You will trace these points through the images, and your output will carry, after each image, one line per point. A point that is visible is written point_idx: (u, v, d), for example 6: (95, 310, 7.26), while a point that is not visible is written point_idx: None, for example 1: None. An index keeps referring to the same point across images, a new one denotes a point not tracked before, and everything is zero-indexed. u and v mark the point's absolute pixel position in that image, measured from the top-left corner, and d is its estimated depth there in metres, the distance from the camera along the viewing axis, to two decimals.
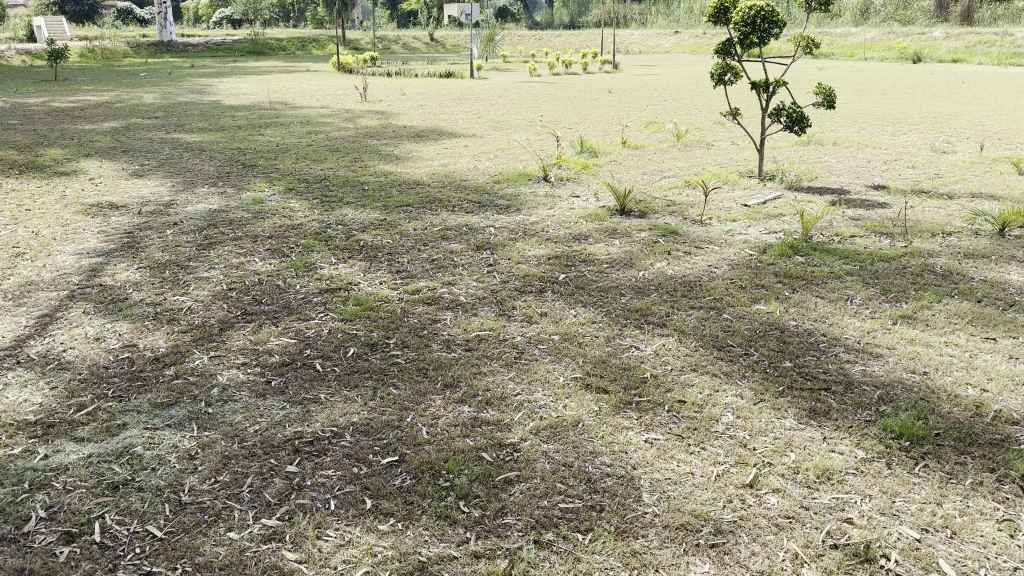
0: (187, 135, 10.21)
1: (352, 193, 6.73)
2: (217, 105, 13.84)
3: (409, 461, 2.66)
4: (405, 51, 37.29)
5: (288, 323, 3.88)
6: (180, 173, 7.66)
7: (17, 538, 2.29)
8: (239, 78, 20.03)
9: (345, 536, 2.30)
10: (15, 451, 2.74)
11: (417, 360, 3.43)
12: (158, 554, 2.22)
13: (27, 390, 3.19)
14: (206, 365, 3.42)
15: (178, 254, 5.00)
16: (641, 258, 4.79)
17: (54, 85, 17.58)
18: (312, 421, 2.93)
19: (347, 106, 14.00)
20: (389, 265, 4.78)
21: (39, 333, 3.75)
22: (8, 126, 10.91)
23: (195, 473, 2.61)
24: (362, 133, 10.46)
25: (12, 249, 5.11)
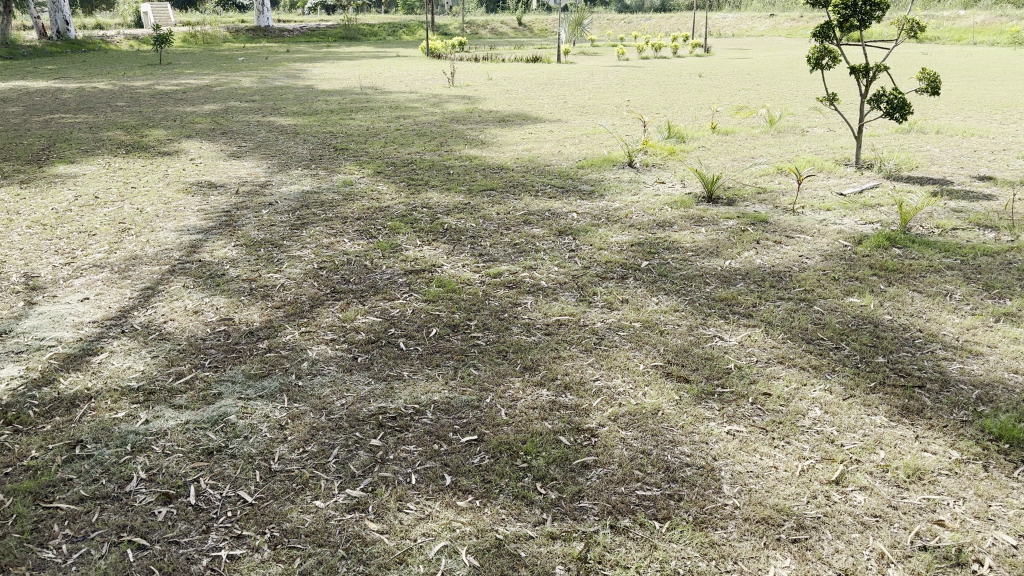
0: (281, 118, 10.51)
1: (438, 176, 6.81)
2: (310, 89, 14.19)
3: (488, 441, 2.69)
4: (493, 36, 37.37)
5: (374, 302, 3.98)
6: (275, 155, 7.90)
7: (119, 497, 2.43)
8: (332, 64, 20.50)
9: (425, 510, 2.34)
10: (119, 415, 2.90)
11: (498, 342, 3.46)
12: (249, 518, 2.32)
13: (131, 357, 3.37)
14: (296, 339, 3.54)
15: (272, 233, 5.18)
16: (728, 247, 4.69)
17: (159, 69, 18.38)
18: (395, 397, 2.99)
19: (435, 90, 14.17)
20: (472, 248, 4.82)
21: (143, 305, 3.94)
22: (117, 108, 11.48)
23: (285, 443, 2.71)
24: (448, 117, 10.55)
25: (119, 225, 5.38)
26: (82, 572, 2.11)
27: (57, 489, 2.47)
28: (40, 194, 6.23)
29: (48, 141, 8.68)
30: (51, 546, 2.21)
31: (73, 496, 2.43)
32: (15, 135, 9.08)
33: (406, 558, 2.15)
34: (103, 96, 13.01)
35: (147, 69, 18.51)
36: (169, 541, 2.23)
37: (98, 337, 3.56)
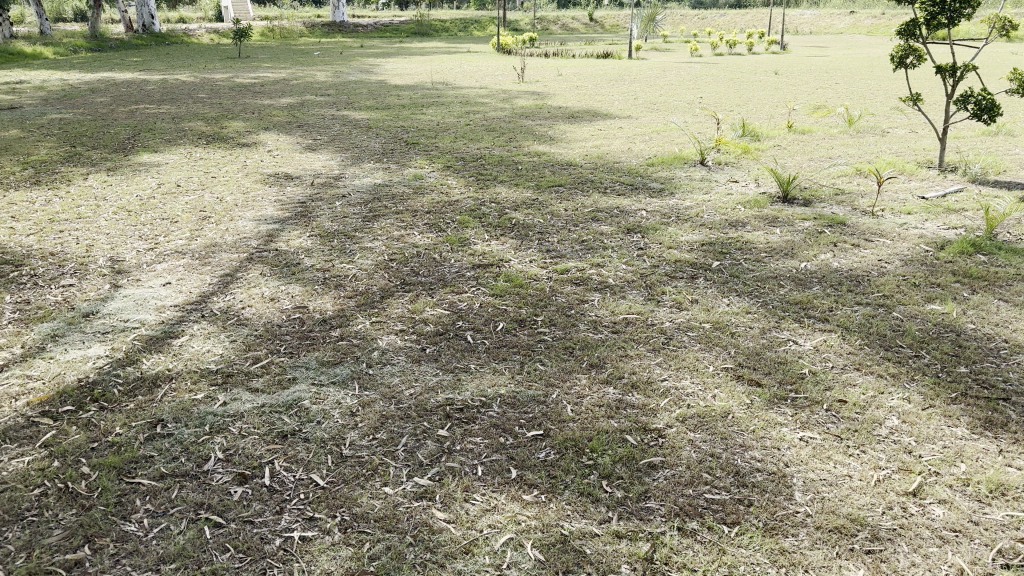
0: (355, 112, 10.69)
1: (507, 172, 6.84)
2: (383, 84, 14.39)
3: (554, 437, 2.69)
4: (564, 32, 37.28)
5: (443, 295, 4.01)
6: (348, 148, 8.05)
7: (198, 475, 2.51)
8: (404, 59, 20.77)
9: (491, 502, 2.36)
10: (198, 396, 3.00)
11: (565, 338, 3.46)
12: (320, 501, 2.38)
13: (210, 341, 3.48)
14: (367, 329, 3.60)
15: (345, 224, 5.28)
16: (803, 249, 4.59)
17: (238, 62, 18.87)
18: (463, 389, 3.02)
19: (504, 85, 14.22)
20: (540, 244, 4.83)
21: (222, 290, 4.07)
22: (199, 100, 11.85)
23: (355, 429, 2.76)
24: (518, 113, 10.56)
25: (200, 213, 5.56)
26: (163, 545, 2.19)
27: (139, 465, 2.57)
28: (126, 182, 6.48)
29: (134, 131, 9.02)
30: (134, 519, 2.30)
31: (154, 472, 2.53)
32: (103, 124, 9.46)
33: (472, 548, 2.17)
34: (186, 88, 13.44)
35: (226, 61, 19.05)
36: (243, 520, 2.30)
37: (179, 321, 3.68)
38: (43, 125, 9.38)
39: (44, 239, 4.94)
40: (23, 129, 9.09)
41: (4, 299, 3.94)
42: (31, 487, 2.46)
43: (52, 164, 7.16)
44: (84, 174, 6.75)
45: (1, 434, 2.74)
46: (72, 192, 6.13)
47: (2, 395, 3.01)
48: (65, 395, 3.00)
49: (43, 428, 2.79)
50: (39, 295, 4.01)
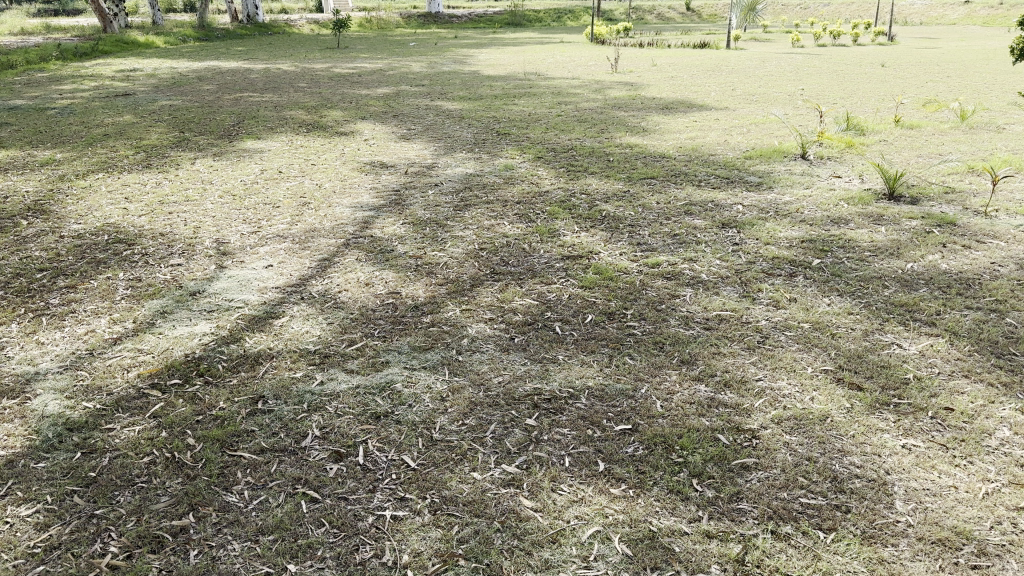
0: (448, 102, 10.82)
1: (598, 163, 6.79)
2: (476, 75, 14.50)
3: (643, 431, 2.66)
4: (659, 21, 36.71)
5: (532, 285, 4.02)
6: (441, 138, 8.14)
7: (296, 451, 2.60)
8: (498, 49, 20.89)
9: (578, 493, 2.36)
10: (297, 374, 3.11)
11: (655, 333, 3.42)
12: (411, 482, 2.43)
13: (309, 322, 3.59)
14: (457, 316, 3.64)
15: (437, 212, 5.36)
16: (909, 249, 4.40)
17: (337, 52, 19.31)
18: (551, 380, 3.02)
19: (597, 76, 14.12)
20: (631, 237, 4.78)
21: (320, 274, 4.18)
22: (299, 89, 12.21)
23: (445, 414, 2.81)
24: (610, 104, 10.48)
25: (300, 199, 5.74)
26: (261, 517, 2.28)
27: (240, 439, 2.68)
28: (230, 167, 6.74)
29: (238, 118, 9.36)
30: (235, 490, 2.40)
31: (254, 447, 2.63)
32: (210, 111, 9.86)
33: (559, 538, 2.17)
34: (287, 77, 13.87)
35: (325, 52, 19.57)
36: (338, 497, 2.38)
37: (279, 302, 3.81)
38: (155, 111, 9.85)
39: (155, 220, 5.18)
40: (136, 115, 9.57)
41: (119, 276, 4.16)
42: (141, 455, 2.60)
43: (163, 149, 7.50)
44: (192, 159, 7.06)
45: (115, 403, 2.90)
46: (181, 176, 6.42)
47: (116, 366, 3.18)
48: (173, 369, 3.15)
49: (152, 399, 2.94)
50: (150, 273, 4.22)
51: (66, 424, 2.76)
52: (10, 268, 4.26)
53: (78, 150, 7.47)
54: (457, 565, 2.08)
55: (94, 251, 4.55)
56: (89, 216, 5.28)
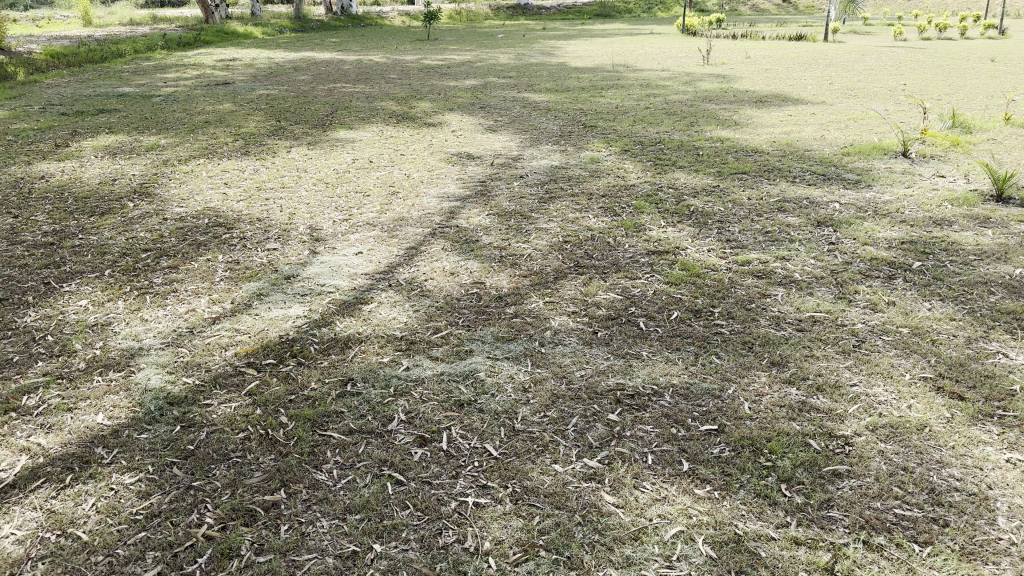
0: (535, 94, 10.82)
1: (686, 157, 6.68)
2: (564, 67, 14.44)
3: (730, 433, 2.61)
4: (753, 13, 35.83)
5: (616, 279, 3.99)
6: (528, 130, 8.15)
7: (382, 434, 2.66)
8: (586, 41, 20.75)
9: (661, 492, 2.33)
10: (383, 359, 3.17)
11: (743, 333, 3.34)
12: (493, 471, 2.45)
13: (396, 309, 3.65)
14: (540, 308, 3.64)
15: (522, 204, 5.37)
16: (1019, 254, 4.17)
17: (427, 44, 19.55)
18: (635, 375, 3.00)
19: (687, 68, 13.88)
20: (720, 233, 4.68)
21: (407, 262, 4.25)
22: (389, 80, 12.42)
23: (528, 405, 2.81)
24: (701, 96, 10.27)
25: (389, 188, 5.84)
26: (348, 497, 2.34)
27: (329, 419, 2.75)
28: (323, 156, 6.90)
29: (331, 108, 9.58)
30: (324, 469, 2.47)
31: (343, 428, 2.70)
32: (304, 100, 10.12)
33: (641, 536, 2.15)
34: (377, 68, 14.11)
35: (416, 44, 19.83)
36: (422, 481, 2.42)
37: (369, 288, 3.89)
38: (253, 100, 10.17)
39: (252, 206, 5.36)
40: (235, 103, 9.91)
41: (218, 258, 4.32)
42: (237, 430, 2.69)
43: (260, 137, 7.75)
44: (288, 147, 7.27)
45: (213, 380, 3.02)
46: (277, 164, 6.62)
47: (214, 344, 3.31)
48: (268, 349, 3.26)
49: (248, 378, 3.05)
50: (247, 256, 4.37)
51: (168, 398, 2.89)
52: (118, 248, 4.47)
53: (181, 136, 7.79)
54: (538, 555, 2.08)
55: (195, 234, 4.74)
56: (191, 200, 5.51)
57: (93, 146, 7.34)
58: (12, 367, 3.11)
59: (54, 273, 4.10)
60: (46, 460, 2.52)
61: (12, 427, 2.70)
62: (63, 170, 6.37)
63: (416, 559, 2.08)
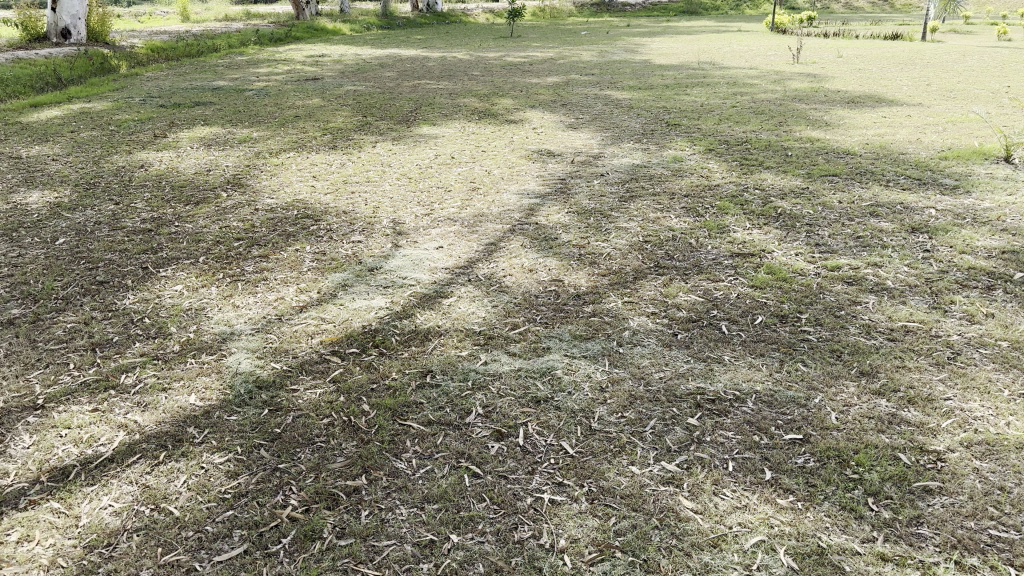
0: (618, 91, 10.74)
1: (774, 158, 6.52)
2: (648, 64, 14.28)
3: (815, 443, 2.54)
4: (846, 11, 34.74)
5: (698, 281, 3.93)
6: (609, 128, 8.09)
7: (460, 427, 2.69)
8: (670, 37, 20.44)
9: (741, 499, 2.29)
10: (462, 353, 3.20)
11: (831, 341, 3.25)
12: (570, 469, 2.45)
13: (475, 304, 3.68)
14: (619, 308, 3.62)
15: (603, 203, 5.34)
16: None
17: (510, 41, 19.62)
18: (716, 380, 2.95)
19: (776, 67, 13.55)
20: (808, 236, 4.56)
21: (486, 258, 4.28)
22: (473, 77, 12.52)
23: (605, 405, 2.80)
24: (790, 96, 10.01)
25: (471, 184, 5.90)
26: (426, 486, 2.38)
27: (409, 409, 2.80)
28: (407, 151, 7.01)
29: (415, 104, 9.72)
30: (403, 458, 2.52)
31: (422, 418, 2.74)
32: (389, 97, 10.30)
33: (720, 543, 2.12)
34: (461, 65, 14.25)
35: (500, 40, 19.94)
36: (498, 474, 2.43)
37: (449, 282, 3.93)
38: (340, 96, 10.41)
39: (338, 199, 5.49)
40: (323, 98, 10.15)
41: (306, 248, 4.44)
42: (320, 416, 2.76)
43: (347, 131, 7.92)
44: (373, 142, 7.41)
45: (299, 366, 3.11)
46: (362, 158, 6.75)
47: (301, 332, 3.40)
48: (351, 339, 3.34)
49: (332, 365, 3.13)
50: (333, 248, 4.47)
51: (256, 382, 2.99)
52: (212, 236, 4.64)
53: (272, 129, 8.02)
54: (614, 556, 2.07)
55: (284, 225, 4.88)
56: (280, 191, 5.68)
57: (190, 137, 7.63)
58: (111, 347, 3.26)
59: (152, 258, 4.28)
60: (142, 436, 2.64)
61: (111, 404, 2.84)
62: (161, 160, 6.65)
63: (492, 552, 2.10)
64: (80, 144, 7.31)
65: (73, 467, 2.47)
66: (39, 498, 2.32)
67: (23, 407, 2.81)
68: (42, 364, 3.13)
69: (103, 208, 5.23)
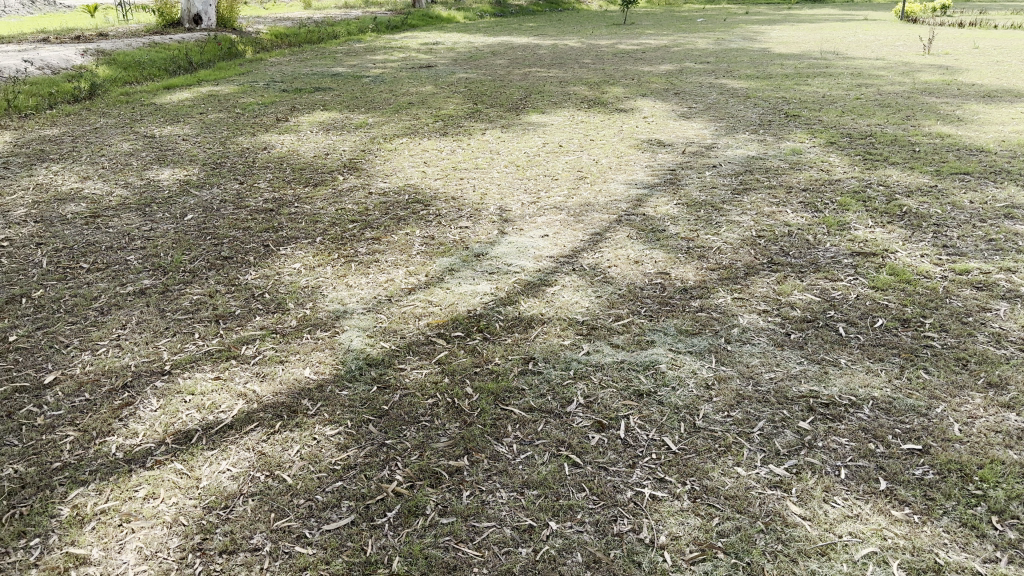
0: (734, 80, 10.46)
1: (900, 153, 6.21)
2: (766, 53, 13.84)
3: (935, 455, 2.42)
4: None
5: (814, 280, 3.79)
6: (724, 118, 7.89)
7: (561, 415, 2.70)
8: (791, 26, 19.72)
9: (853, 509, 2.20)
10: (565, 342, 3.21)
11: (957, 349, 3.07)
12: (671, 465, 2.42)
13: (579, 293, 3.68)
14: (729, 304, 3.54)
15: (714, 195, 5.22)
16: None
17: (623, 29, 19.39)
18: (830, 383, 2.84)
19: (905, 57, 12.89)
20: (935, 237, 4.33)
21: (592, 248, 4.27)
22: (584, 65, 12.46)
23: (711, 402, 2.75)
24: (920, 89, 9.50)
25: (578, 172, 5.88)
26: (526, 471, 2.40)
27: (511, 395, 2.82)
28: (516, 139, 7.05)
29: (526, 92, 9.76)
30: (505, 442, 2.55)
31: (524, 404, 2.77)
32: (500, 84, 10.37)
33: (828, 552, 2.05)
34: (573, 53, 14.18)
35: (613, 28, 19.72)
36: (599, 466, 2.43)
37: (553, 271, 3.94)
38: (453, 83, 10.55)
39: (448, 184, 5.58)
40: (437, 85, 10.32)
41: (415, 232, 4.54)
42: (426, 396, 2.83)
43: (458, 118, 8.02)
44: (483, 129, 7.49)
45: (406, 347, 3.19)
46: (472, 145, 6.84)
47: (408, 314, 3.49)
48: (456, 322, 3.39)
49: (437, 347, 3.19)
50: (441, 232, 4.55)
51: (366, 359, 3.08)
52: (328, 218, 4.80)
53: (387, 115, 8.22)
54: (716, 557, 2.03)
55: (395, 208, 5.00)
56: (393, 176, 5.82)
57: (309, 121, 7.91)
58: (234, 319, 3.44)
59: (273, 237, 4.47)
60: (259, 405, 2.77)
61: (232, 373, 2.99)
62: (283, 142, 6.92)
63: (590, 542, 2.10)
64: (208, 125, 7.69)
65: (196, 431, 2.62)
66: (164, 458, 2.47)
67: (153, 372, 2.99)
68: (170, 332, 3.32)
69: (228, 187, 5.49)
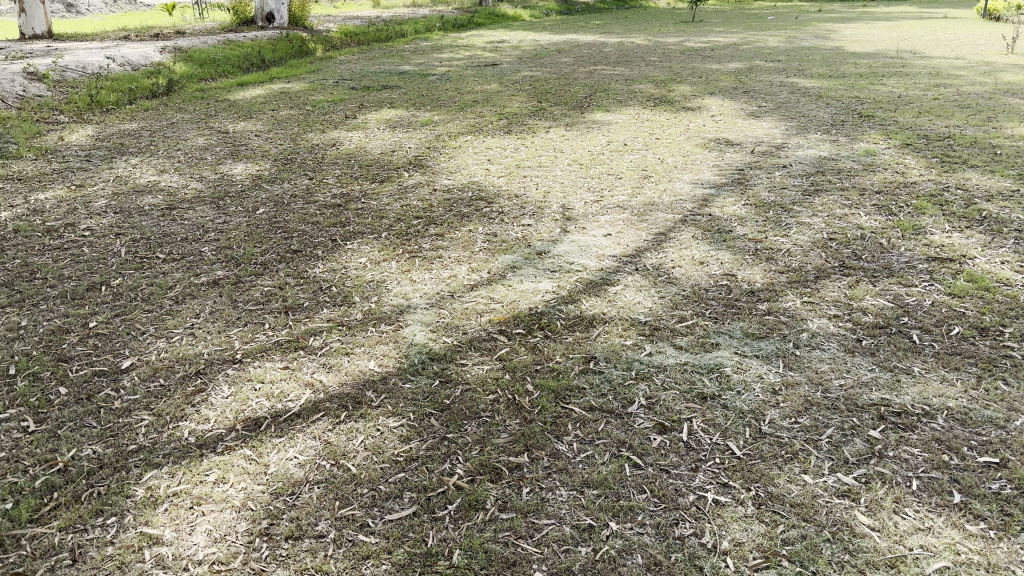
0: (805, 79, 10.23)
1: (980, 156, 5.99)
2: (840, 51, 13.51)
3: (1013, 469, 2.33)
4: None
5: (887, 285, 3.69)
6: (794, 118, 7.72)
7: (623, 416, 2.69)
8: (866, 24, 19.19)
9: (925, 521, 2.14)
10: (628, 342, 3.19)
11: None
12: (735, 470, 2.39)
13: (642, 293, 3.65)
14: (797, 308, 3.47)
15: (783, 196, 5.12)
16: None
17: (690, 26, 19.12)
18: (902, 392, 2.77)
19: (987, 57, 12.41)
20: (1017, 243, 4.17)
21: (656, 248, 4.23)
22: (651, 63, 12.34)
23: (777, 408, 2.70)
24: (1003, 89, 9.14)
25: (643, 171, 5.84)
26: (587, 471, 2.40)
27: (573, 394, 2.82)
28: (581, 137, 7.03)
29: (591, 90, 9.72)
30: (565, 441, 2.55)
31: (585, 403, 2.76)
32: (565, 82, 10.36)
33: (898, 564, 2.00)
34: (640, 51, 14.07)
35: (681, 25, 19.50)
36: (661, 468, 2.42)
37: (616, 270, 3.92)
38: (519, 81, 10.57)
39: (512, 182, 5.60)
40: (502, 83, 10.37)
41: (478, 229, 4.58)
42: (488, 392, 2.85)
43: (523, 116, 8.04)
44: (548, 127, 7.49)
45: (469, 342, 3.22)
46: (537, 143, 6.84)
47: (471, 310, 3.52)
48: (518, 319, 3.41)
49: (499, 344, 3.21)
50: (504, 229, 4.58)
51: (429, 354, 3.12)
52: (394, 213, 4.87)
53: (453, 112, 8.29)
54: (780, 565, 2.00)
55: (459, 205, 5.04)
56: (457, 173, 5.87)
57: (377, 118, 8.03)
58: (302, 311, 3.52)
59: (340, 231, 4.56)
60: (326, 396, 2.83)
61: (300, 363, 3.07)
62: (351, 139, 7.04)
63: (650, 545, 2.09)
64: (279, 121, 7.87)
65: (264, 419, 2.69)
66: (234, 444, 2.55)
67: (224, 360, 3.09)
68: (241, 322, 3.41)
69: (298, 182, 5.62)
